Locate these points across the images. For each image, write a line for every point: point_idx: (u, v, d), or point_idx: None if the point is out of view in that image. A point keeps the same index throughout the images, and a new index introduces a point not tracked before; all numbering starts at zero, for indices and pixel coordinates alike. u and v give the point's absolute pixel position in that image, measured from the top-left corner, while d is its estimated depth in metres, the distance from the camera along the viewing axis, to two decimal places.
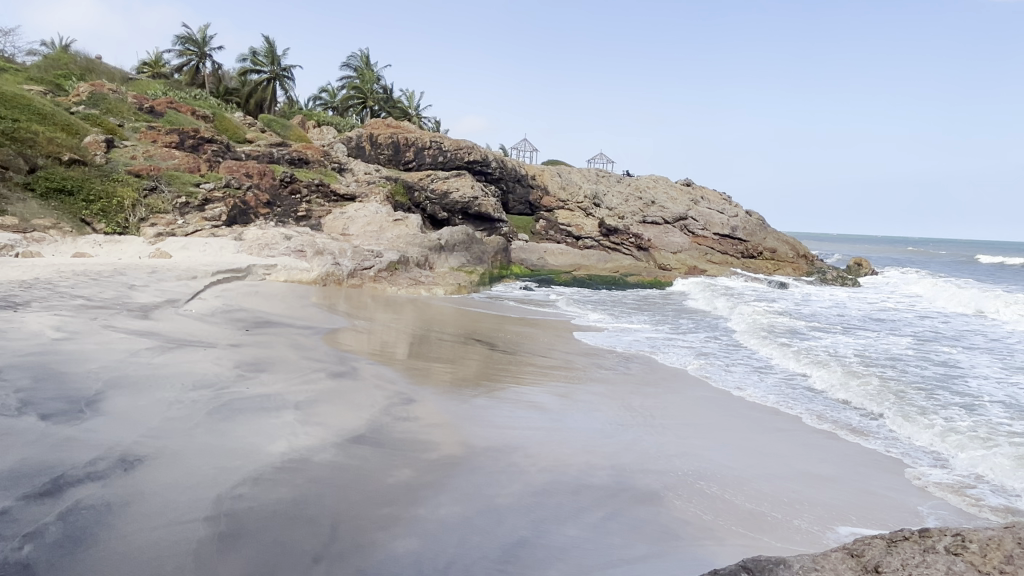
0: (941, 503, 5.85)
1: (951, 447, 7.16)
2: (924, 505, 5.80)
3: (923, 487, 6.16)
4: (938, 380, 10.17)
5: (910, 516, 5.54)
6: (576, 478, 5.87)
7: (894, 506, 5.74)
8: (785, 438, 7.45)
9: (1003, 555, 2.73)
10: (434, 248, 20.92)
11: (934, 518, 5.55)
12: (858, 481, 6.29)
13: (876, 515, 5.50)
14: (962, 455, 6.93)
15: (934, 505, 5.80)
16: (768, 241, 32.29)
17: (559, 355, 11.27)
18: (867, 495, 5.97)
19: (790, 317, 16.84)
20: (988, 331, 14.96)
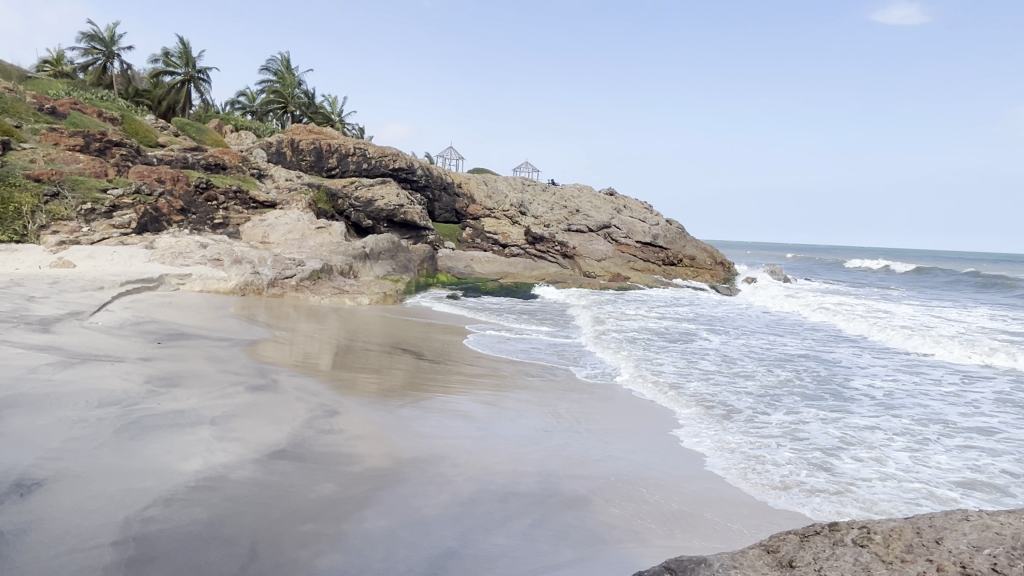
0: (844, 494, 6.07)
1: (846, 445, 7.44)
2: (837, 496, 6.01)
3: (826, 479, 6.39)
4: (845, 379, 10.87)
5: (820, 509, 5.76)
6: (505, 486, 5.85)
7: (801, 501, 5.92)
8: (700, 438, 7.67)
9: (904, 545, 2.87)
10: (358, 256, 20.56)
11: (838, 510, 5.72)
12: (769, 474, 6.52)
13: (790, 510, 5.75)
14: (858, 453, 7.19)
15: (843, 496, 6.01)
16: (689, 249, 33.42)
17: (487, 364, 11.26)
18: (777, 490, 6.15)
19: (706, 323, 17.41)
20: (890, 331, 15.90)
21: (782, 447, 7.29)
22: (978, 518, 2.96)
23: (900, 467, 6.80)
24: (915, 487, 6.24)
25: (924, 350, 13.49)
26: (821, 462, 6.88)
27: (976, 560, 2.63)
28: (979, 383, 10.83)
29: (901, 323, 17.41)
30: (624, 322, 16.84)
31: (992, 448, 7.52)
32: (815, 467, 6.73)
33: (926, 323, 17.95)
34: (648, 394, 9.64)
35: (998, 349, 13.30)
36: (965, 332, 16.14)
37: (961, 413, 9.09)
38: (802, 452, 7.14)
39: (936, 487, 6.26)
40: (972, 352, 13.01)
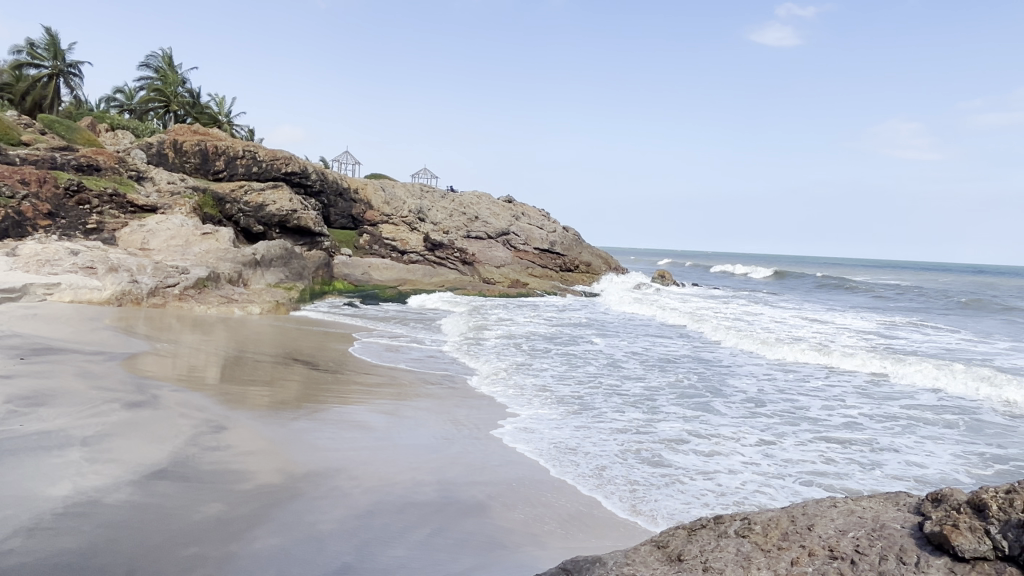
0: (673, 487, 6.30)
1: (683, 438, 7.89)
2: (671, 488, 6.26)
3: (663, 472, 6.69)
4: (726, 379, 11.51)
5: (648, 501, 5.95)
6: (403, 496, 5.76)
7: (634, 495, 6.08)
8: (523, 437, 7.85)
9: (780, 533, 3.04)
10: (249, 263, 19.70)
11: (667, 504, 5.90)
12: (587, 470, 6.69)
13: (623, 500, 5.97)
14: (704, 447, 7.59)
15: (688, 488, 6.27)
16: (585, 256, 34.62)
17: (385, 372, 11.07)
18: (605, 486, 6.31)
19: (598, 327, 17.97)
20: (767, 332, 17.01)
21: (658, 445, 7.54)
22: (844, 504, 3.20)
23: (763, 460, 7.21)
24: (791, 478, 6.63)
25: (796, 346, 14.54)
26: (703, 458, 7.18)
27: (842, 543, 2.83)
28: (842, 378, 11.78)
29: (775, 325, 18.69)
30: (513, 327, 17.04)
31: (848, 438, 8.19)
32: (679, 462, 6.99)
33: (795, 324, 19.41)
34: (538, 395, 9.82)
35: (857, 348, 14.56)
36: (829, 332, 17.54)
37: (826, 406, 9.85)
38: (650, 447, 7.43)
39: (773, 478, 6.62)
40: (834, 349, 14.18)
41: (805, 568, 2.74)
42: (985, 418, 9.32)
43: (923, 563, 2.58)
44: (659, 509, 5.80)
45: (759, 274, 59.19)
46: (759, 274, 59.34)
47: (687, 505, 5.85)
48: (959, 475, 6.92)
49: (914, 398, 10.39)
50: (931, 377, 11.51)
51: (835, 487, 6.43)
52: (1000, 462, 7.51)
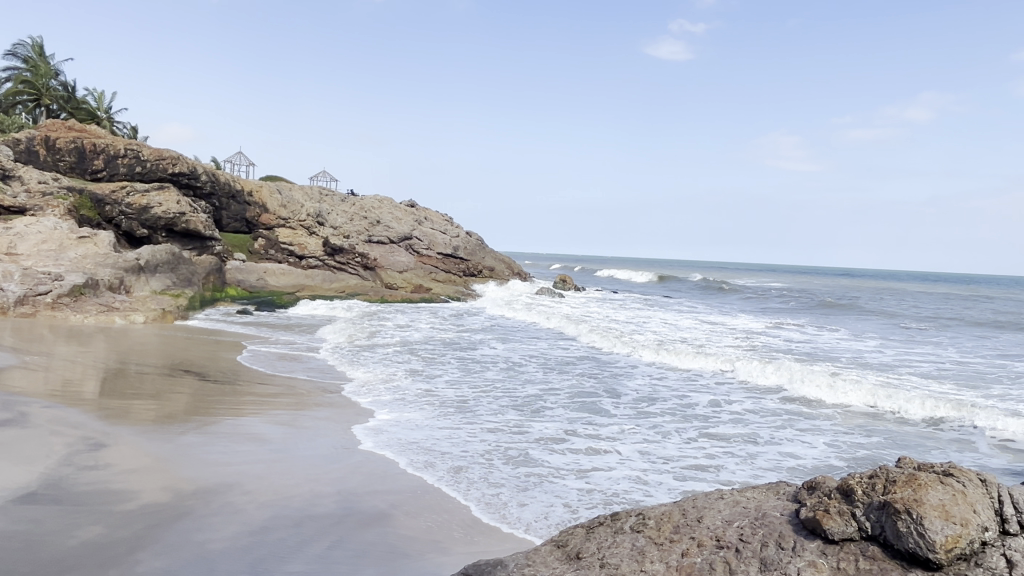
0: (538, 488, 6.37)
1: (562, 437, 8.10)
2: (537, 489, 6.31)
3: (534, 471, 6.79)
4: (621, 380, 11.90)
5: (513, 503, 5.95)
6: (301, 509, 5.58)
7: (503, 498, 6.06)
8: (379, 440, 7.80)
9: (671, 527, 3.16)
10: (132, 268, 18.49)
11: (532, 505, 5.92)
12: (451, 473, 6.70)
13: (486, 503, 5.95)
14: (579, 446, 7.80)
15: (552, 487, 6.34)
16: (487, 262, 35.46)
17: (282, 382, 10.70)
18: (468, 489, 6.27)
19: (497, 332, 18.17)
20: (659, 334, 17.76)
21: (558, 447, 7.68)
22: (729, 496, 3.38)
23: (660, 457, 7.49)
24: (685, 474, 6.92)
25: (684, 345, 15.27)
26: (602, 458, 7.37)
27: (728, 533, 2.98)
28: (728, 375, 12.45)
29: (667, 327, 19.54)
30: (414, 333, 16.91)
31: (730, 433, 8.64)
32: (580, 463, 7.13)
33: (684, 326, 20.40)
34: (436, 399, 9.79)
35: (740, 347, 15.46)
36: (715, 333, 18.54)
37: (713, 404, 10.37)
38: (550, 449, 7.58)
39: (657, 474, 6.86)
40: (719, 349, 15.01)
41: (694, 559, 2.86)
42: (853, 409, 10.11)
43: (799, 547, 2.76)
44: (519, 510, 5.81)
45: (647, 278, 62.17)
46: (642, 277, 62.31)
47: (549, 506, 5.87)
48: (832, 463, 7.47)
49: (790, 392, 11.14)
50: (806, 371, 12.38)
51: (710, 481, 6.75)
52: (866, 449, 8.17)
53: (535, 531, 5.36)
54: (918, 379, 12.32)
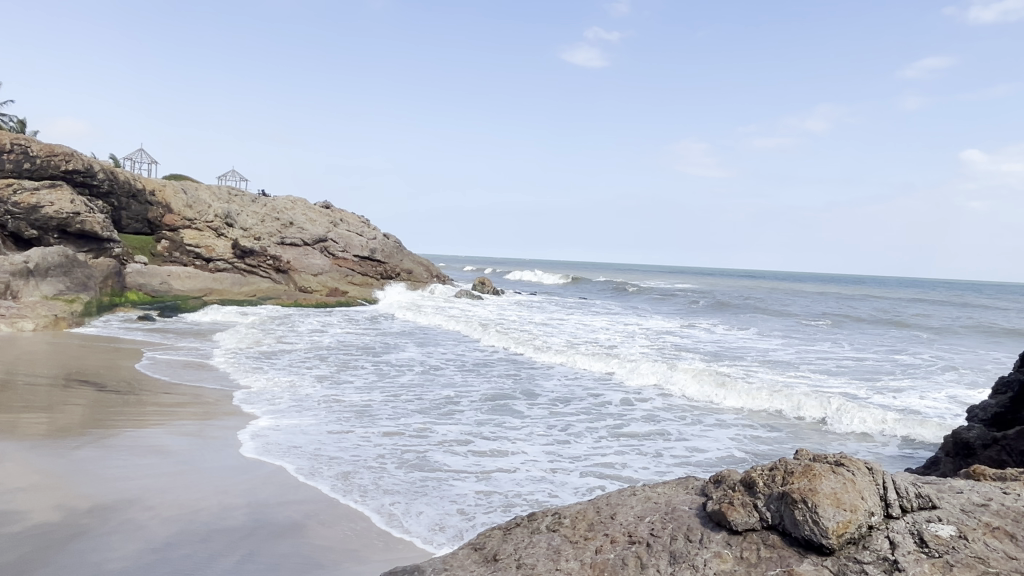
0: (451, 492, 6.35)
1: (468, 438, 8.14)
2: (434, 493, 6.26)
3: (432, 475, 6.76)
4: (537, 381, 12.04)
5: (409, 509, 5.88)
6: (209, 522, 5.35)
7: (400, 504, 5.99)
8: (284, 446, 7.57)
9: (586, 525, 3.21)
10: (20, 272, 17.20)
11: (435, 510, 5.87)
12: (366, 479, 6.58)
13: (386, 509, 5.86)
14: (483, 447, 7.84)
15: (451, 491, 6.31)
16: (405, 264, 35.17)
17: (189, 391, 10.23)
18: (364, 495, 6.17)
19: (413, 336, 18.01)
20: (575, 335, 18.10)
21: (476, 450, 7.68)
22: (641, 492, 3.47)
23: (577, 457, 7.61)
24: (601, 473, 7.06)
25: (598, 347, 15.61)
26: (521, 460, 7.43)
27: (639, 528, 3.06)
28: (640, 370, 12.82)
29: (581, 329, 19.97)
30: (329, 338, 16.54)
31: (640, 431, 8.89)
32: (498, 466, 7.16)
33: (598, 328, 20.87)
34: (352, 404, 9.62)
35: (651, 348, 15.96)
36: (627, 334, 19.05)
37: (627, 402, 10.67)
38: (468, 453, 7.57)
39: (574, 475, 6.97)
40: (631, 349, 15.44)
41: (607, 555, 2.92)
42: (754, 403, 10.62)
43: (706, 538, 2.87)
44: (414, 516, 5.74)
45: (558, 279, 63.23)
46: (554, 278, 63.40)
47: (451, 511, 5.84)
48: (735, 457, 7.82)
49: (699, 387, 11.58)
50: (713, 368, 12.90)
51: (616, 478, 6.93)
52: (767, 442, 8.61)
53: (430, 538, 5.30)
54: (814, 374, 13.07)
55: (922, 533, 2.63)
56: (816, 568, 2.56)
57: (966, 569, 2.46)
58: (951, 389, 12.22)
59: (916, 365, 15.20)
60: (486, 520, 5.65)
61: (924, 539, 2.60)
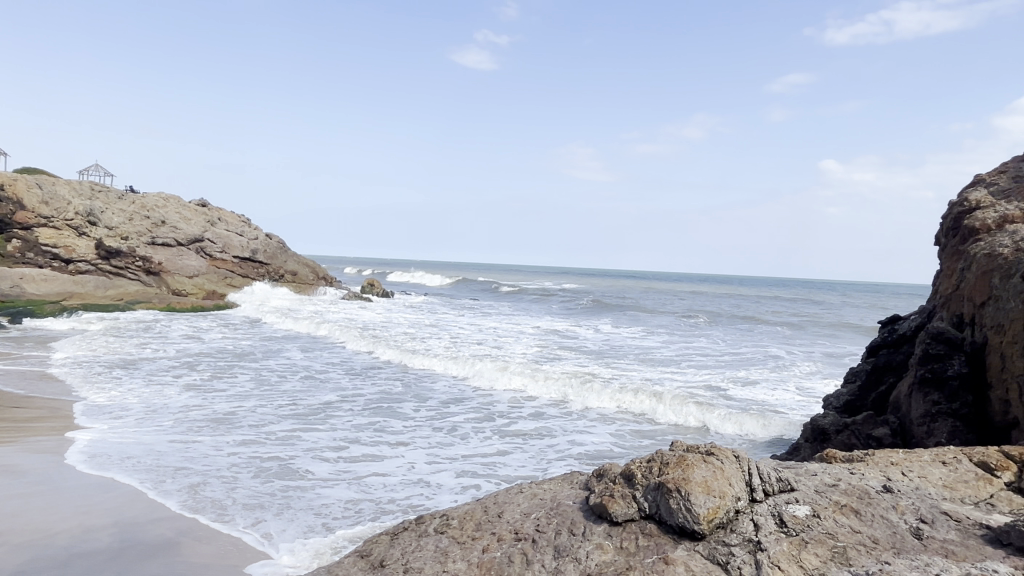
0: (335, 500, 6.17)
1: (343, 445, 7.94)
2: (301, 503, 6.03)
3: (296, 483, 6.55)
4: (424, 383, 11.97)
5: (285, 519, 5.65)
6: (68, 547, 4.92)
7: (258, 516, 5.70)
8: (154, 458, 7.08)
9: (473, 525, 3.22)
10: None
11: (319, 519, 5.69)
12: (246, 490, 6.28)
13: (248, 521, 5.58)
14: (357, 453, 7.68)
15: (318, 501, 6.10)
16: (289, 265, 33.98)
17: (43, 404, 9.38)
18: (241, 507, 5.88)
19: (295, 340, 17.39)
20: (462, 336, 18.18)
21: (361, 457, 7.52)
22: (528, 489, 3.54)
23: (465, 459, 7.62)
24: (488, 473, 7.12)
25: (486, 347, 15.75)
26: (407, 464, 7.34)
27: (526, 525, 3.11)
28: (525, 367, 13.04)
29: (468, 330, 20.08)
30: (204, 344, 15.68)
31: (526, 429, 9.05)
32: (384, 472, 7.05)
33: (486, 328, 21.03)
34: (229, 413, 9.16)
35: (538, 347, 16.28)
36: (514, 334, 19.34)
37: (513, 402, 10.82)
38: (353, 460, 7.39)
39: (461, 477, 6.98)
40: (518, 349, 15.67)
41: (494, 553, 2.94)
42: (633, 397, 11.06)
43: (588, 531, 2.96)
44: (290, 526, 5.51)
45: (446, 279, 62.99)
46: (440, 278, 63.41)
47: (336, 519, 5.68)
48: (614, 451, 8.11)
49: (582, 383, 11.92)
50: (595, 366, 13.35)
51: (490, 476, 7.03)
52: (645, 436, 8.99)
53: (305, 546, 5.10)
54: (687, 370, 13.82)
55: (781, 514, 2.84)
56: (689, 553, 2.69)
57: (818, 544, 2.67)
58: (806, 380, 13.30)
59: (777, 358, 16.40)
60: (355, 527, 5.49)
61: (784, 519, 2.81)
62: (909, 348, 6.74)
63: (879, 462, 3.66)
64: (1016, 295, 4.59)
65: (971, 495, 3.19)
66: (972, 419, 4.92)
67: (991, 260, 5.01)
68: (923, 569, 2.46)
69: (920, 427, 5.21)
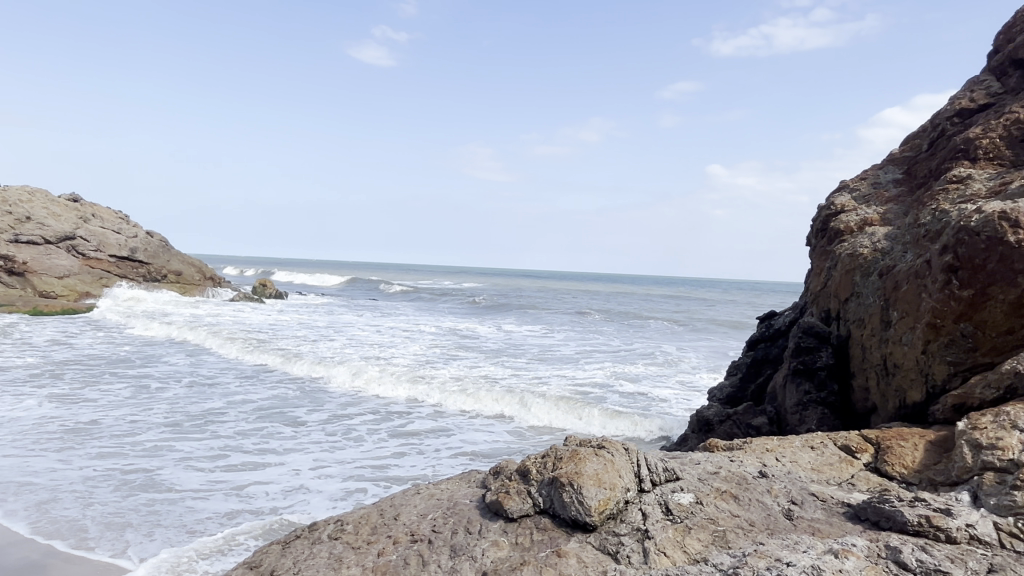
0: (220, 511, 5.90)
1: (220, 453, 7.57)
2: (183, 517, 5.73)
3: (163, 496, 6.19)
4: (316, 386, 11.66)
5: (165, 534, 5.34)
6: None
7: (124, 536, 5.29)
8: (14, 475, 6.49)
9: (369, 529, 3.17)
10: None
11: (202, 532, 5.42)
12: (119, 506, 5.88)
13: (121, 539, 5.23)
14: (235, 461, 7.35)
15: (192, 515, 5.77)
16: (173, 264, 32.13)
17: None
18: (115, 523, 5.50)
19: (178, 345, 16.45)
20: (356, 337, 17.86)
21: (248, 465, 7.23)
22: (425, 490, 3.52)
23: (359, 462, 7.49)
24: (383, 475, 7.04)
25: (381, 348, 15.55)
26: (298, 470, 7.13)
27: (422, 526, 3.10)
28: (421, 367, 12.96)
29: (363, 331, 19.73)
30: (73, 350, 14.55)
31: (421, 429, 9.01)
32: (274, 480, 6.81)
33: (382, 328, 20.75)
34: (102, 423, 8.56)
35: (434, 347, 16.24)
36: (410, 334, 19.19)
37: (409, 403, 10.75)
38: (239, 469, 7.09)
39: (355, 481, 6.86)
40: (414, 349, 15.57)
41: (390, 556, 2.90)
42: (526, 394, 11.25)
43: (484, 529, 2.98)
44: (170, 541, 5.22)
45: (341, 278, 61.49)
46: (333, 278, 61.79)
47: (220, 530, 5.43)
48: (508, 448, 8.23)
49: (478, 381, 12.01)
50: (490, 365, 13.48)
51: (386, 479, 6.94)
52: (538, 434, 9.18)
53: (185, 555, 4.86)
54: (580, 367, 14.23)
55: (667, 502, 2.97)
56: (581, 545, 2.77)
57: (701, 529, 2.81)
58: (688, 375, 14.02)
59: (663, 354, 17.19)
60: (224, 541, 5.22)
61: (669, 507, 2.94)
62: (783, 341, 7.22)
63: (755, 449, 3.90)
64: (874, 291, 5.00)
65: (835, 476, 3.46)
66: (838, 406, 5.35)
67: (854, 259, 5.41)
68: (793, 546, 2.63)
69: (793, 415, 5.59)
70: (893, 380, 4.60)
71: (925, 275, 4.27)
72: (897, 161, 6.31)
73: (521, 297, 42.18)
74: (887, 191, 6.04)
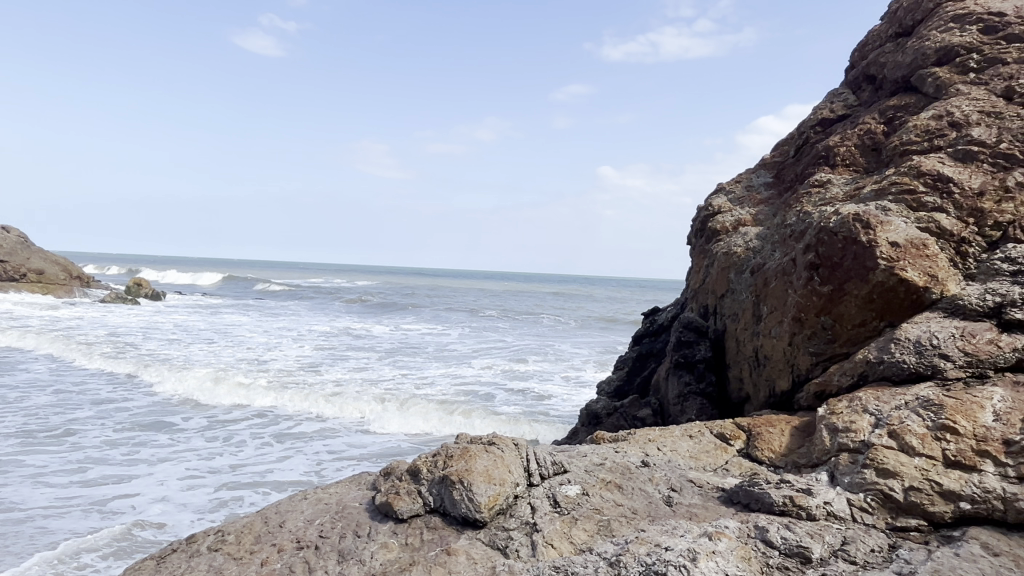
0: (77, 530, 5.47)
1: (80, 467, 7.00)
2: (35, 538, 5.27)
3: (6, 516, 5.65)
4: (193, 390, 11.08)
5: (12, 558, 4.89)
6: None
7: None
8: None
9: (252, 538, 3.04)
10: None
11: (56, 551, 5.00)
12: None
13: None
14: (95, 475, 6.82)
15: (44, 536, 5.29)
16: (33, 261, 29.68)
17: None
18: None
19: (36, 350, 15.16)
20: (238, 338, 17.13)
21: (112, 478, 6.75)
22: (312, 495, 3.41)
23: (238, 469, 7.18)
24: (263, 481, 6.79)
25: (264, 350, 14.99)
26: (169, 481, 6.73)
27: (308, 532, 3.00)
28: (306, 370, 12.59)
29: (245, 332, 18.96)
30: None
31: (306, 432, 8.75)
32: (141, 493, 6.39)
33: (267, 329, 20.02)
34: None
35: (321, 347, 15.83)
36: (297, 335, 18.62)
37: (293, 405, 10.41)
38: (102, 483, 6.60)
39: (233, 489, 6.57)
40: (301, 350, 15.11)
41: (274, 565, 2.79)
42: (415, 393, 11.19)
43: (373, 531, 2.93)
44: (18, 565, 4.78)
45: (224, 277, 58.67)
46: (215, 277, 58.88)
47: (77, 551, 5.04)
48: (395, 450, 8.15)
49: (365, 382, 11.81)
50: (378, 366, 13.29)
51: (266, 486, 6.69)
52: (426, 436, 9.15)
53: None
54: (469, 365, 14.30)
55: (555, 495, 3.04)
56: (470, 542, 2.78)
57: (587, 520, 2.89)
58: (575, 370, 14.42)
59: (551, 350, 17.59)
60: (79, 564, 4.81)
61: (557, 500, 3.01)
62: (666, 336, 7.57)
63: (638, 440, 4.05)
64: (747, 288, 5.32)
65: (711, 463, 3.66)
66: (716, 396, 5.65)
67: (729, 257, 5.74)
68: (672, 531, 2.76)
69: (675, 406, 5.86)
70: (764, 371, 4.92)
71: (791, 272, 4.59)
72: (768, 166, 6.72)
73: (417, 294, 41.81)
74: (759, 194, 6.44)
